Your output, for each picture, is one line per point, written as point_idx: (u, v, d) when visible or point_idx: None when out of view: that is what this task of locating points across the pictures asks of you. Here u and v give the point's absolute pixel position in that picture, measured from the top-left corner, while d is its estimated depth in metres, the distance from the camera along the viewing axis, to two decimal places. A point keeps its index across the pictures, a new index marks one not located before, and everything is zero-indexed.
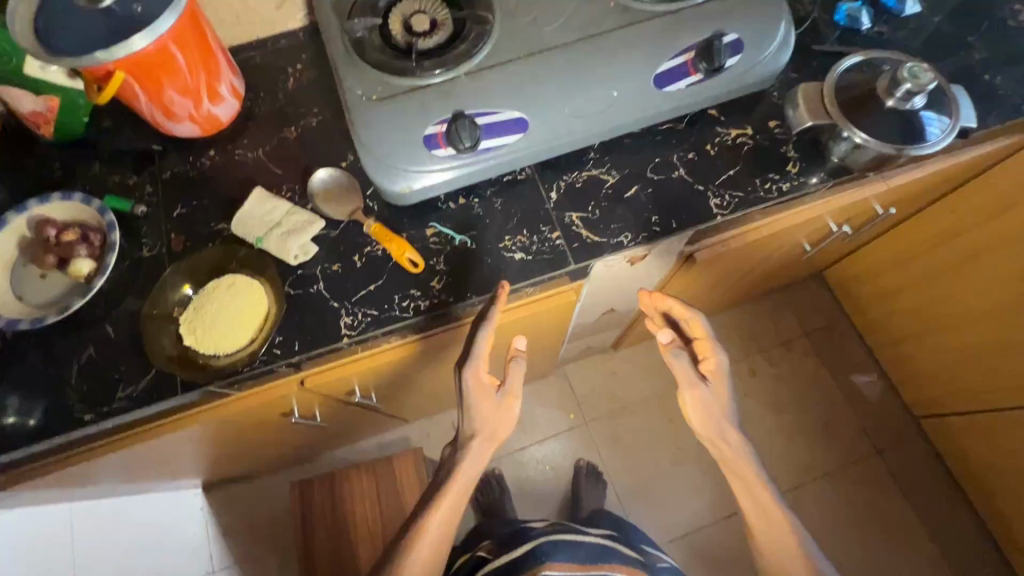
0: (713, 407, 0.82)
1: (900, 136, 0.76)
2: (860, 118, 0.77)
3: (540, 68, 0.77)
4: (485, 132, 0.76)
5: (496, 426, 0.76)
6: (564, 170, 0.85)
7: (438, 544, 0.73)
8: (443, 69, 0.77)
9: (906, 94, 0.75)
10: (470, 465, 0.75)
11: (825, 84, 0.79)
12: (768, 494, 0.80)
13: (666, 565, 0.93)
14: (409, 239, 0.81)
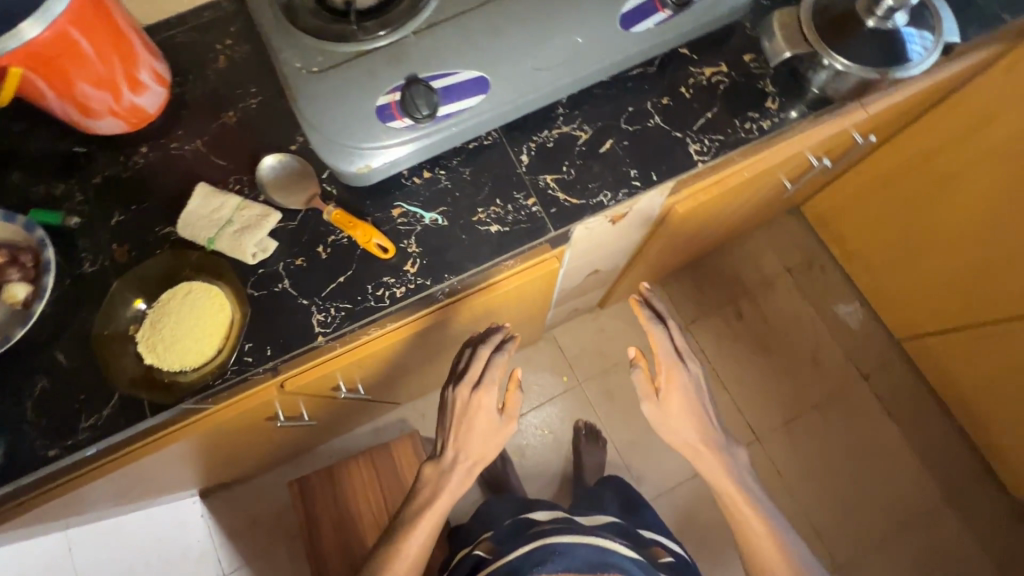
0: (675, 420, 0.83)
1: (883, 58, 0.71)
2: (840, 41, 0.72)
3: (496, 19, 0.70)
4: (444, 96, 0.69)
5: (493, 448, 0.80)
6: (533, 130, 0.79)
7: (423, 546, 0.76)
8: (388, 30, 0.69)
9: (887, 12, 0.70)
10: (452, 487, 0.78)
11: (801, 8, 0.73)
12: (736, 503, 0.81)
13: (666, 561, 0.97)
14: (375, 222, 0.75)
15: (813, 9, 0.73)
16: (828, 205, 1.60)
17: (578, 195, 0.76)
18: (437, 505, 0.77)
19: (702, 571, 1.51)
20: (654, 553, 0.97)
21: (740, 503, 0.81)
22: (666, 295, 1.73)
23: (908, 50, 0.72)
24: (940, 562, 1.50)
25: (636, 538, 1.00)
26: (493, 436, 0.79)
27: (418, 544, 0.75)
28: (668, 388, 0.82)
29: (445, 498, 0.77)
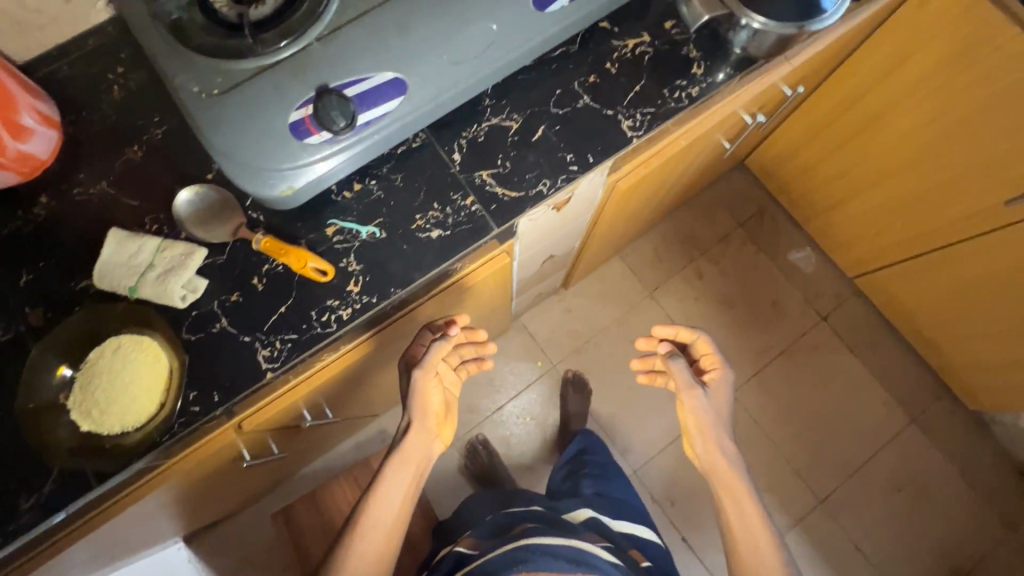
0: (712, 416, 0.90)
1: (799, 9, 0.71)
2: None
3: (404, 15, 0.66)
4: (360, 103, 0.66)
5: (418, 409, 0.78)
6: (461, 126, 0.76)
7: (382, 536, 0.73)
8: (288, 40, 0.64)
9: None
10: (389, 480, 0.75)
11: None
12: (751, 504, 0.85)
13: (644, 565, 1.00)
14: (309, 245, 0.71)
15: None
16: (769, 156, 1.63)
17: (516, 188, 0.74)
18: (388, 508, 0.74)
19: (696, 528, 1.56)
20: (633, 557, 1.00)
21: (750, 502, 0.85)
22: (628, 267, 1.75)
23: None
24: (912, 482, 1.59)
25: (614, 539, 1.02)
26: (412, 395, 0.78)
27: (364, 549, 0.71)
28: (715, 386, 0.92)
29: (393, 501, 0.74)
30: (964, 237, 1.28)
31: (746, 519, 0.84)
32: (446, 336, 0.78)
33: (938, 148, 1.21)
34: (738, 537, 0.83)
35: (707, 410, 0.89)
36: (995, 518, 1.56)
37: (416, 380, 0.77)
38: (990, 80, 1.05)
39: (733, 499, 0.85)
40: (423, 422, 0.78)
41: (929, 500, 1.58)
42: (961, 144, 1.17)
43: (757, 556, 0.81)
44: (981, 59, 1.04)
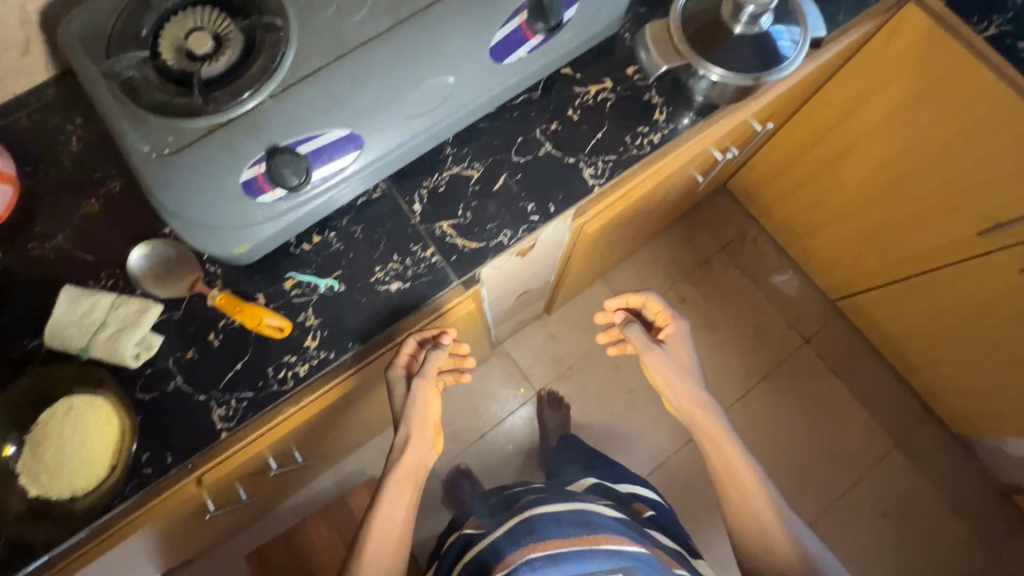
0: (676, 368, 0.91)
1: (756, 63, 0.71)
2: (713, 51, 0.70)
3: (357, 71, 0.66)
4: (315, 160, 0.66)
5: (418, 422, 0.71)
6: (422, 176, 0.75)
7: (391, 542, 0.67)
8: (239, 100, 0.64)
9: (753, 17, 0.69)
10: (388, 495, 0.69)
11: (672, 19, 0.71)
12: (732, 444, 0.85)
13: (649, 515, 1.02)
14: (267, 300, 0.71)
15: (684, 18, 0.72)
16: (748, 181, 1.64)
17: (477, 238, 0.73)
18: (395, 511, 0.69)
19: None
20: (637, 510, 1.02)
21: (730, 441, 0.85)
22: (610, 290, 1.74)
23: (781, 50, 0.71)
24: (896, 508, 1.58)
25: (618, 499, 1.03)
26: (410, 405, 0.71)
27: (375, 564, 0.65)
28: (673, 339, 0.94)
29: (399, 507, 0.69)
30: (934, 265, 1.29)
31: (722, 451, 0.85)
32: (440, 346, 0.72)
33: (911, 180, 1.21)
34: (717, 470, 0.85)
35: (668, 362, 0.90)
36: (982, 543, 1.55)
37: (417, 393, 0.71)
38: (961, 116, 1.04)
39: (714, 443, 0.86)
40: (425, 434, 0.72)
41: (914, 525, 1.57)
42: (934, 174, 1.16)
43: (738, 484, 0.82)
44: (954, 95, 1.03)
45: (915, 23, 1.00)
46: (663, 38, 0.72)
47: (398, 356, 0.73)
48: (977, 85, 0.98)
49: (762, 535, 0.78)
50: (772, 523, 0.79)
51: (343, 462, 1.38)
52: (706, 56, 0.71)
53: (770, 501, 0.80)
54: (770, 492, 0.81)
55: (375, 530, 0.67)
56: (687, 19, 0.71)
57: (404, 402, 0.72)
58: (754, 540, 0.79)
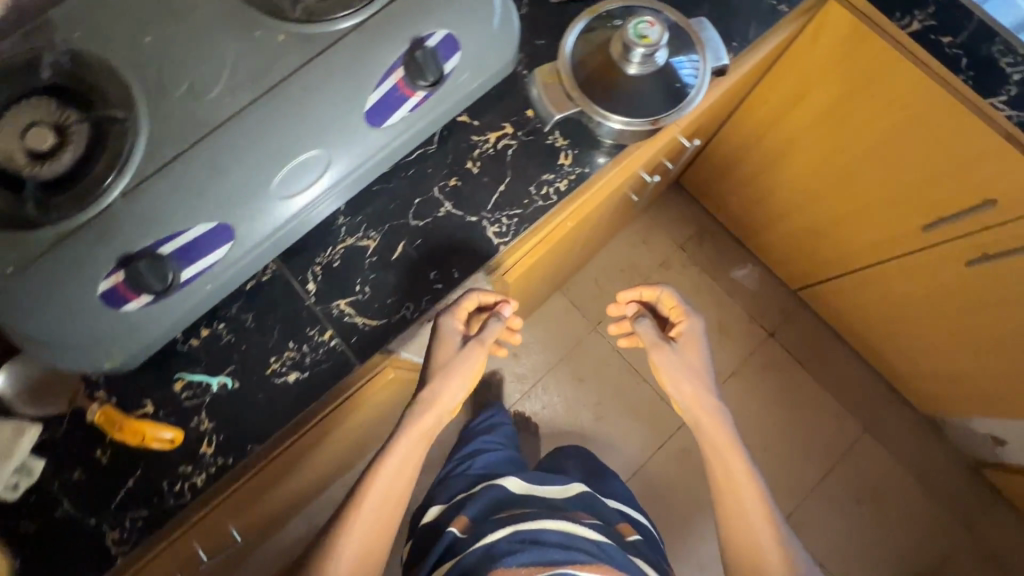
0: (686, 370, 0.84)
1: (653, 106, 0.66)
2: (608, 97, 0.65)
3: (219, 155, 0.60)
4: (182, 259, 0.60)
5: (453, 381, 0.69)
6: (314, 250, 0.70)
7: (369, 542, 0.66)
8: (88, 203, 0.58)
9: (643, 58, 0.64)
10: (404, 446, 0.68)
11: (560, 64, 0.66)
12: (737, 456, 0.80)
13: (633, 540, 0.92)
14: (155, 406, 0.65)
15: (572, 62, 0.66)
16: (698, 178, 1.59)
17: (376, 315, 0.69)
18: (376, 507, 0.66)
19: None
20: (622, 532, 0.93)
21: (732, 452, 0.80)
22: (570, 302, 1.69)
23: (681, 88, 0.66)
24: (870, 494, 1.58)
25: (604, 516, 0.95)
26: (456, 365, 0.69)
27: (375, 505, 0.66)
28: (686, 339, 0.86)
29: (382, 504, 0.67)
30: (881, 257, 1.26)
31: (728, 461, 0.80)
32: (500, 318, 0.71)
33: (853, 177, 1.17)
34: (719, 480, 0.79)
35: (678, 363, 0.84)
36: (955, 520, 1.56)
37: (474, 355, 0.70)
38: (897, 112, 1.00)
39: (717, 455, 0.80)
40: (459, 391, 0.71)
41: (888, 510, 1.57)
42: (876, 170, 1.12)
43: (739, 498, 0.78)
44: (890, 92, 0.98)
45: (844, 19, 0.94)
46: (553, 84, 0.67)
47: (461, 306, 0.70)
48: (910, 81, 0.94)
49: (761, 553, 0.75)
50: (769, 542, 0.75)
51: (303, 516, 1.33)
52: (601, 102, 0.65)
53: (770, 518, 0.77)
54: (770, 508, 0.77)
55: (384, 474, 0.67)
56: (576, 63, 0.66)
57: (450, 359, 0.70)
58: (750, 556, 0.75)
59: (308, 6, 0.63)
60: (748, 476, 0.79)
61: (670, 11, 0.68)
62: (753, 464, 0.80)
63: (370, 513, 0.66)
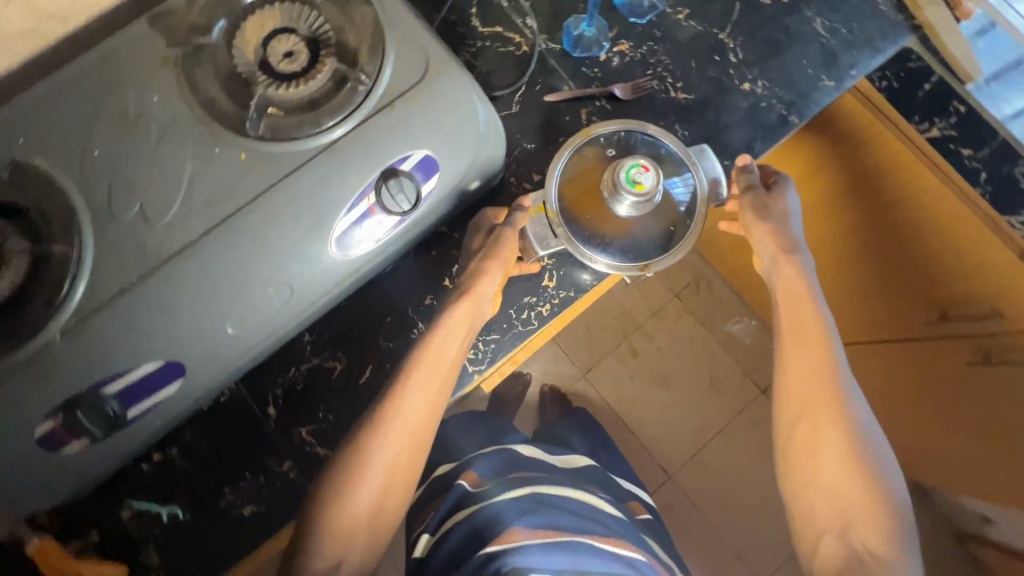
0: (778, 219, 0.69)
1: (640, 250, 0.67)
2: (595, 238, 0.66)
3: (167, 292, 0.55)
4: (129, 397, 0.57)
5: (492, 270, 0.63)
6: (277, 371, 0.66)
7: (408, 450, 0.60)
8: (20, 345, 0.53)
9: (639, 204, 0.63)
10: (443, 336, 0.62)
11: (548, 194, 0.65)
12: (817, 314, 0.67)
13: (643, 517, 1.00)
14: (101, 535, 0.62)
15: (561, 193, 0.67)
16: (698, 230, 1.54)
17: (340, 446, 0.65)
18: (417, 407, 0.60)
19: None
20: (632, 510, 0.99)
21: (806, 303, 0.67)
22: (559, 347, 1.65)
23: (675, 232, 0.67)
24: None
25: (618, 492, 1.00)
26: (486, 252, 0.64)
27: (416, 403, 0.60)
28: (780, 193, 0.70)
29: (420, 407, 0.60)
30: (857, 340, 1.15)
31: (803, 323, 0.67)
32: (522, 207, 0.66)
33: (846, 259, 1.09)
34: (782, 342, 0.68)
35: (767, 209, 0.69)
36: None
37: (503, 241, 0.64)
38: (903, 210, 0.93)
39: (790, 305, 0.68)
40: (494, 287, 0.64)
41: None
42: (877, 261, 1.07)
43: (803, 366, 0.66)
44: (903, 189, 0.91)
45: (857, 105, 0.93)
46: (540, 215, 0.66)
47: (483, 216, 0.67)
48: (926, 178, 0.87)
49: (811, 429, 0.64)
50: (828, 416, 0.63)
51: None
52: (589, 242, 0.65)
53: (840, 396, 0.64)
54: (844, 384, 0.64)
55: (426, 362, 0.61)
56: (564, 195, 0.67)
57: (480, 245, 0.66)
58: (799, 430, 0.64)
59: (272, 118, 0.58)
60: (822, 346, 0.66)
61: (674, 144, 0.68)
62: (834, 330, 0.67)
63: (411, 409, 0.60)
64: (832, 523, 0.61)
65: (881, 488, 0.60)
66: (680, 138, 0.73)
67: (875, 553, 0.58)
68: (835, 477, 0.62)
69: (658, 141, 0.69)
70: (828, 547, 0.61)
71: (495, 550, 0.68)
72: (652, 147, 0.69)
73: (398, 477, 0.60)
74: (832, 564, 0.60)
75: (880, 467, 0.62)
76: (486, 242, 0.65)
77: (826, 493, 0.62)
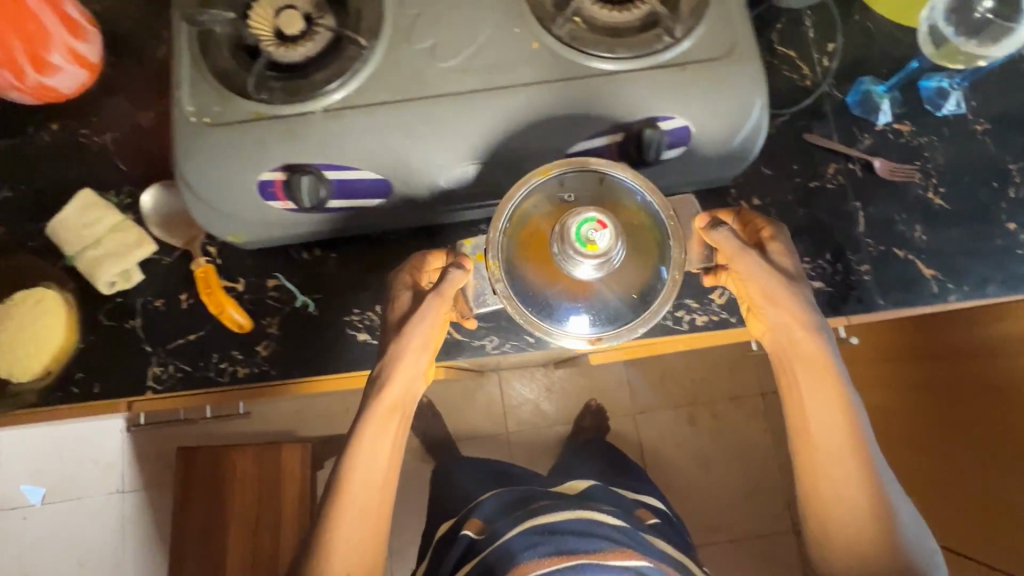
0: (777, 278, 0.58)
1: (601, 318, 0.55)
2: (547, 292, 0.55)
3: (417, 121, 0.60)
4: (337, 190, 0.63)
5: (420, 347, 0.60)
6: (446, 240, 0.72)
7: (372, 524, 0.58)
8: (291, 101, 0.60)
9: (598, 265, 0.52)
10: (374, 441, 0.59)
11: (490, 246, 0.55)
12: (831, 388, 0.58)
13: (652, 522, 0.90)
14: (244, 288, 0.69)
15: (510, 240, 0.55)
16: None
17: (464, 331, 0.70)
18: (360, 510, 0.57)
19: None
20: (640, 516, 0.90)
21: (816, 375, 0.58)
22: (627, 375, 1.62)
23: (640, 299, 0.55)
24: None
25: (621, 503, 0.93)
26: (406, 335, 0.59)
27: (361, 501, 0.57)
28: (776, 251, 0.60)
29: (365, 514, 0.57)
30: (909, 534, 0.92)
31: (819, 396, 0.58)
32: (461, 266, 0.58)
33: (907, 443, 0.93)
34: (803, 421, 0.58)
35: (769, 269, 0.58)
36: None
37: (422, 325, 0.59)
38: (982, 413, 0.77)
39: (798, 379, 0.59)
40: (420, 366, 0.61)
41: None
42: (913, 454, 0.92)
43: (826, 444, 0.57)
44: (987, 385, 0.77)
45: None
46: (482, 264, 0.60)
47: (408, 266, 0.63)
48: None
49: (841, 510, 0.56)
50: (854, 491, 0.56)
51: (289, 407, 1.38)
52: (540, 295, 0.55)
53: (868, 466, 0.56)
54: (869, 457, 0.57)
55: (371, 452, 0.58)
56: (512, 244, 0.55)
57: (402, 316, 0.61)
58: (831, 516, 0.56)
59: (576, 27, 0.61)
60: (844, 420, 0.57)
61: (652, 196, 0.56)
62: (852, 390, 0.58)
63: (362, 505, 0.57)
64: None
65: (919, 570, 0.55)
66: (916, 239, 0.68)
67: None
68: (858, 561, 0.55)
69: (637, 188, 0.57)
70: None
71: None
72: (626, 197, 0.57)
73: (375, 536, 0.58)
74: None
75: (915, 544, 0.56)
76: (410, 316, 0.60)
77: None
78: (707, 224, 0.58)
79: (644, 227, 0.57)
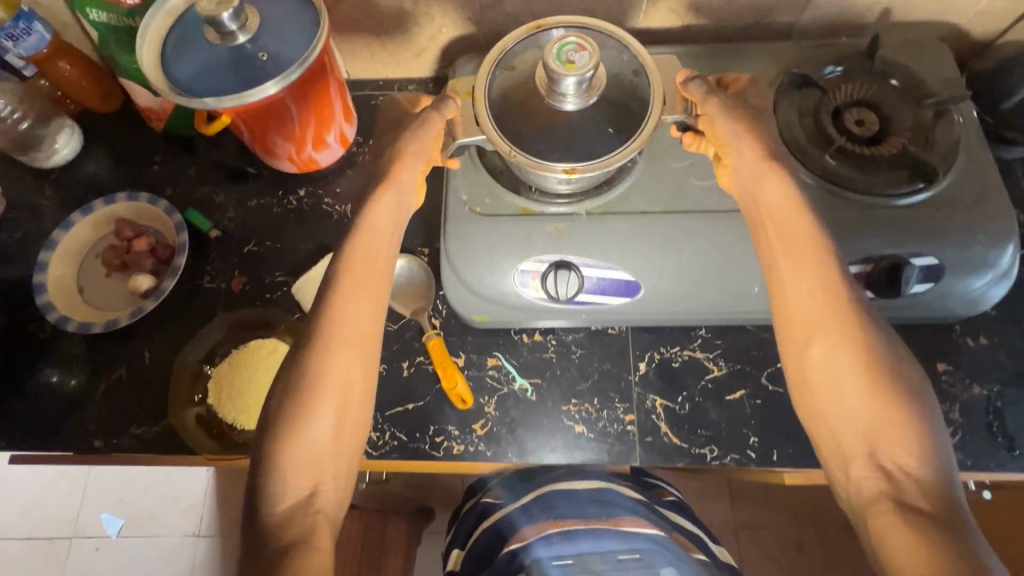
0: (750, 122, 0.58)
1: (572, 152, 0.54)
2: (529, 130, 0.55)
3: (677, 231, 0.63)
4: (589, 286, 0.65)
5: (415, 158, 0.58)
6: (664, 340, 0.72)
7: (353, 321, 0.53)
8: (568, 199, 0.64)
9: (577, 89, 0.52)
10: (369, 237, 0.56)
11: (478, 82, 0.56)
12: (806, 229, 0.56)
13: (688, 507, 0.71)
14: (465, 365, 0.71)
15: (497, 73, 0.57)
16: None
17: (682, 436, 0.67)
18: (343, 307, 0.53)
19: None
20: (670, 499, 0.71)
21: (789, 216, 0.56)
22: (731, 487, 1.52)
23: (616, 133, 0.54)
24: None
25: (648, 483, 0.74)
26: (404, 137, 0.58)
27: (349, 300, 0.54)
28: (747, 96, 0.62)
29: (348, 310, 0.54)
30: None
31: (794, 240, 0.56)
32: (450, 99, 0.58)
33: None
34: (778, 269, 0.56)
35: (741, 114, 0.58)
36: None
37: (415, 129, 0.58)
38: None
39: (771, 227, 0.57)
40: (415, 176, 0.59)
41: None
42: None
43: (804, 293, 0.54)
44: None
45: None
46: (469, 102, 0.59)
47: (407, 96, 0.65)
48: None
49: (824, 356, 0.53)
50: (836, 336, 0.52)
51: None
52: (519, 130, 0.55)
53: (847, 304, 0.53)
54: (851, 300, 0.53)
55: (360, 262, 0.55)
56: (497, 83, 0.56)
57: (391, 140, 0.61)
58: (811, 358, 0.53)
59: (830, 163, 0.65)
60: (821, 262, 0.54)
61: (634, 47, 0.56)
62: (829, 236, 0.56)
63: (351, 318, 0.53)
64: (876, 489, 0.49)
65: (915, 406, 0.50)
66: None
67: (907, 473, 0.48)
68: (855, 407, 0.51)
69: (620, 47, 0.57)
70: (889, 520, 0.47)
71: (516, 549, 0.59)
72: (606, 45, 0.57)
73: (359, 332, 0.54)
74: (896, 535, 0.46)
75: (920, 395, 0.50)
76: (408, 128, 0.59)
77: (861, 435, 0.50)
78: (686, 79, 0.59)
79: (622, 84, 0.56)
